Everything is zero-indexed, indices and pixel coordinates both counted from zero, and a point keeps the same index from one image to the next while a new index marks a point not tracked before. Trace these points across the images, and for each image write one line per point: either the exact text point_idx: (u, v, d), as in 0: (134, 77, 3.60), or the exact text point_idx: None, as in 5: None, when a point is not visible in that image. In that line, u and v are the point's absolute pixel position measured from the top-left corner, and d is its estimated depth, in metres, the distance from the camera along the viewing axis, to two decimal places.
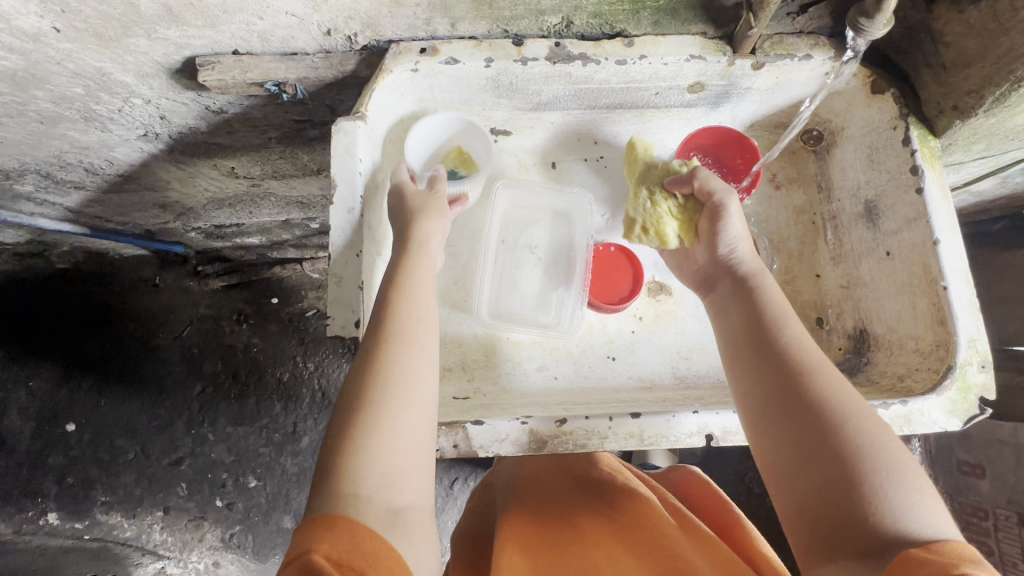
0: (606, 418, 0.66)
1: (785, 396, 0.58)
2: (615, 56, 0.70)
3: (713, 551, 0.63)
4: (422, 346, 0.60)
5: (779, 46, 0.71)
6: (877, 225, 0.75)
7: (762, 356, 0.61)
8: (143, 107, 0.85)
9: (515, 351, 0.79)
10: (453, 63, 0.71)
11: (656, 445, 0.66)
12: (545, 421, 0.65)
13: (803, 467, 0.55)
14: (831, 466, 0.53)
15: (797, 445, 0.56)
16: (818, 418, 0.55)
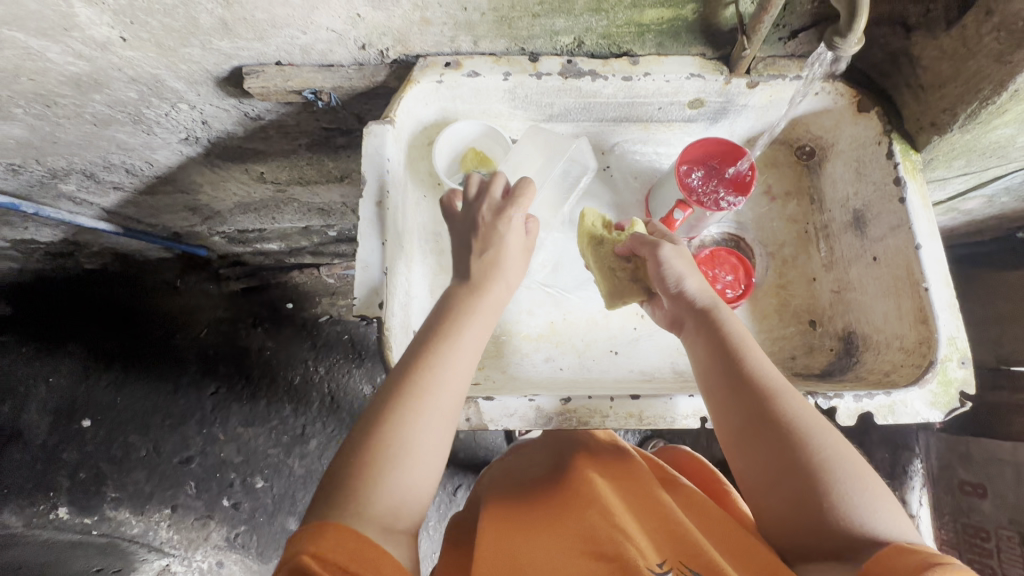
0: (608, 398, 0.71)
1: (756, 421, 0.62)
2: (622, 73, 0.77)
3: (707, 523, 0.68)
4: (460, 372, 0.65)
5: (772, 68, 0.77)
6: (864, 233, 0.80)
7: (728, 384, 0.65)
8: (188, 112, 0.93)
9: (523, 343, 0.85)
10: (474, 76, 0.78)
11: (655, 424, 0.71)
12: (551, 399, 0.71)
13: (774, 486, 0.59)
14: (801, 487, 0.58)
15: (768, 467, 0.60)
16: (787, 443, 0.59)
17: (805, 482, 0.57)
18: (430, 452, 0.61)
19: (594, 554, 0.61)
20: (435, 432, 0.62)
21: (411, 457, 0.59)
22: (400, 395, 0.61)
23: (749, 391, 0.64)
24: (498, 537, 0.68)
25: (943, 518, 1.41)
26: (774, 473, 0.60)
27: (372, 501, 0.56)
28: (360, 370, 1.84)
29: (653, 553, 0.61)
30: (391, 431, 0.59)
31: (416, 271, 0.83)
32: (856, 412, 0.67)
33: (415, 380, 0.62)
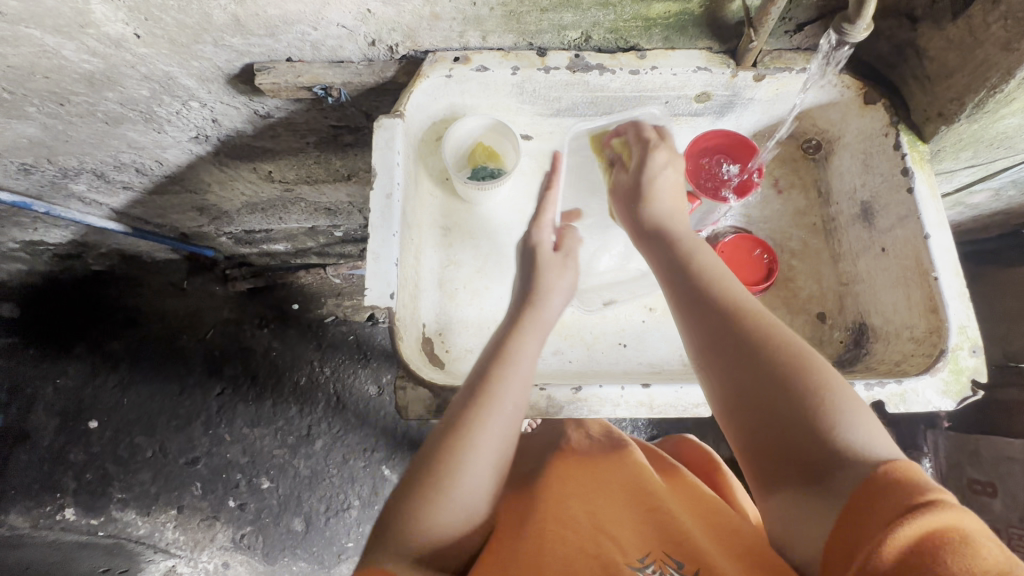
0: (618, 387, 0.73)
1: (722, 338, 0.63)
2: (629, 67, 0.78)
3: (700, 513, 0.69)
4: (512, 426, 0.67)
5: (778, 61, 0.78)
6: (873, 224, 0.81)
7: (693, 303, 0.67)
8: (198, 110, 0.94)
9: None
10: (483, 70, 0.79)
11: (665, 413, 0.72)
12: (562, 389, 0.73)
13: (750, 401, 0.60)
14: (772, 395, 0.58)
15: (741, 378, 0.61)
16: (755, 355, 0.61)
17: (771, 395, 0.58)
18: (475, 489, 0.63)
19: (577, 546, 0.62)
20: (483, 474, 0.64)
21: (453, 495, 0.62)
22: (451, 435, 0.64)
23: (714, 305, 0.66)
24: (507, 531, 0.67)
25: None
26: (751, 392, 0.60)
27: (423, 527, 0.60)
28: (366, 370, 1.85)
29: (636, 548, 0.62)
30: (447, 460, 0.63)
31: (424, 264, 0.83)
32: (867, 402, 0.68)
33: (466, 422, 0.65)
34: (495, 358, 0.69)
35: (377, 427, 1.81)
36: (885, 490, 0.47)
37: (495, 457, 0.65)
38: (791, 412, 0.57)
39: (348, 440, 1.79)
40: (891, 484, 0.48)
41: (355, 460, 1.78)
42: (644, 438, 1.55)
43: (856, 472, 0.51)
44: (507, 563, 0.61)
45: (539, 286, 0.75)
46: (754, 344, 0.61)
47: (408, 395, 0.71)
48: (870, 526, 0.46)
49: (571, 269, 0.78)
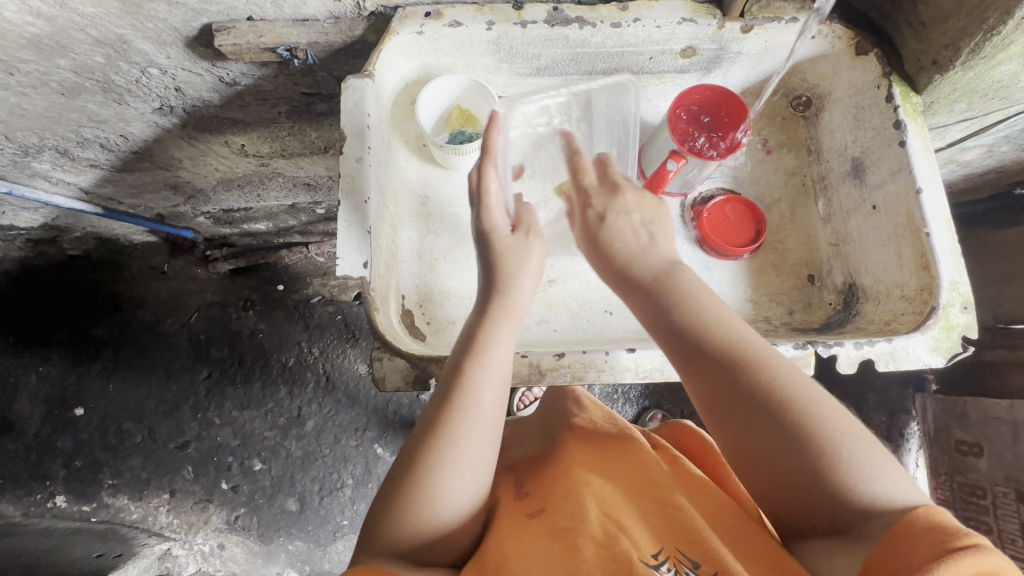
0: (603, 352, 0.72)
1: (728, 393, 0.62)
2: (610, 19, 0.75)
3: (704, 500, 0.71)
4: (489, 419, 0.65)
5: (767, 10, 0.74)
6: (863, 180, 0.78)
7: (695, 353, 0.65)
8: (159, 77, 0.89)
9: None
10: (456, 26, 0.75)
11: (651, 377, 0.72)
12: (545, 354, 0.71)
13: (758, 459, 0.61)
14: (782, 442, 0.59)
15: (750, 442, 0.61)
16: (758, 404, 0.60)
17: (786, 452, 0.59)
18: (465, 477, 0.63)
19: (586, 541, 0.63)
20: (466, 470, 0.63)
21: (444, 488, 0.62)
22: (428, 439, 0.63)
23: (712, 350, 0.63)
24: (511, 525, 0.68)
25: (940, 478, 1.40)
26: (758, 440, 0.60)
27: (406, 537, 0.61)
28: (355, 350, 1.82)
29: (649, 544, 0.63)
30: (423, 473, 0.62)
31: (402, 234, 0.81)
32: (857, 360, 0.67)
33: (443, 424, 0.63)
34: (467, 354, 0.66)
35: (368, 407, 1.79)
36: (917, 535, 0.49)
37: (483, 447, 0.64)
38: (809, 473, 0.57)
39: (339, 420, 1.78)
40: (925, 530, 0.49)
41: (348, 440, 1.77)
42: (635, 409, 1.55)
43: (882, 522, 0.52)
44: (506, 559, 0.61)
45: (500, 275, 0.69)
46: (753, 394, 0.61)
47: (385, 366, 0.69)
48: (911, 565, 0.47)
49: (535, 246, 0.71)
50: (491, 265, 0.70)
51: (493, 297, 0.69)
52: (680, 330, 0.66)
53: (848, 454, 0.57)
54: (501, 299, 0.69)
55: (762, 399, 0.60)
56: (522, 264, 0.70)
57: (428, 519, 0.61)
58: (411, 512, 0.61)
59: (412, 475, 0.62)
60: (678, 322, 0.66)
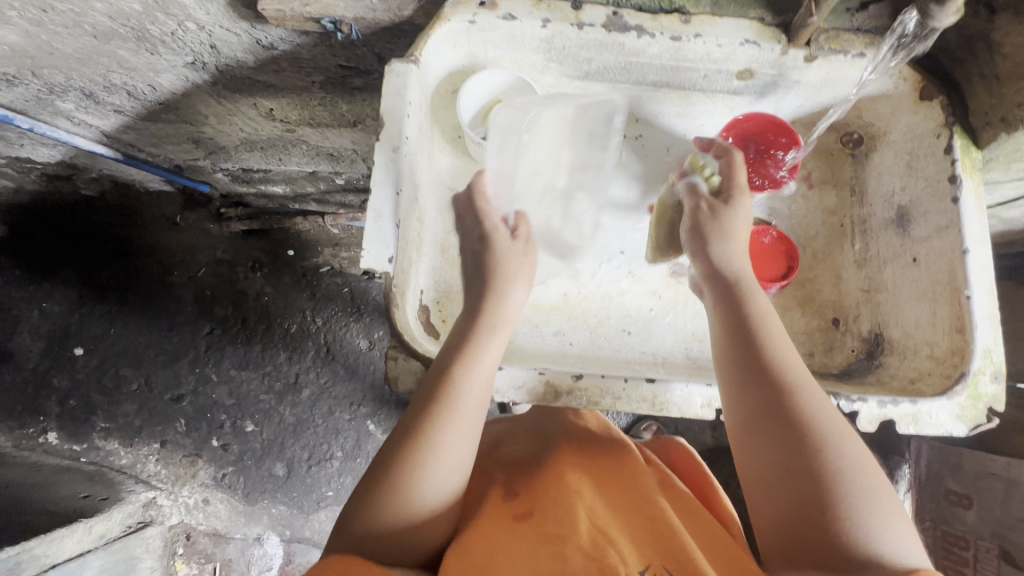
0: (622, 379, 0.71)
1: (768, 411, 0.62)
2: (671, 31, 0.71)
3: (694, 527, 0.70)
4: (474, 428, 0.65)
5: (835, 41, 0.71)
6: (907, 231, 0.76)
7: (754, 371, 0.64)
8: (196, 32, 0.85)
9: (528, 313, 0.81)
10: (510, 19, 0.72)
11: (667, 411, 0.70)
12: (563, 375, 0.70)
13: (766, 474, 0.61)
14: (809, 487, 0.58)
15: (773, 461, 0.61)
16: (797, 439, 0.60)
17: (812, 494, 0.58)
18: (445, 484, 0.63)
19: (571, 551, 0.62)
20: (448, 476, 0.63)
21: (428, 486, 0.61)
22: (410, 441, 0.62)
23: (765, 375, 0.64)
24: (496, 527, 0.67)
25: (923, 523, 1.41)
26: (786, 462, 0.60)
27: (379, 521, 0.59)
28: (358, 324, 1.82)
29: (634, 557, 0.62)
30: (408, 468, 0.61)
31: (427, 227, 0.78)
32: (878, 418, 0.66)
33: (426, 429, 0.62)
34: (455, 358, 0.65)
35: (366, 382, 1.80)
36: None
37: (457, 457, 0.63)
38: (816, 508, 0.57)
39: (336, 391, 1.78)
40: None
41: (342, 412, 1.77)
42: (630, 418, 1.55)
43: (884, 572, 0.52)
44: (491, 563, 0.60)
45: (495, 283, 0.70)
46: (791, 421, 0.61)
47: (399, 366, 0.68)
48: None
49: (530, 258, 0.73)
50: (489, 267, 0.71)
51: (488, 300, 0.69)
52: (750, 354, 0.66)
53: (867, 516, 0.56)
54: (498, 304, 0.69)
55: (802, 427, 0.60)
56: (517, 272, 0.71)
57: (412, 510, 0.60)
58: (392, 502, 0.60)
59: (398, 471, 0.61)
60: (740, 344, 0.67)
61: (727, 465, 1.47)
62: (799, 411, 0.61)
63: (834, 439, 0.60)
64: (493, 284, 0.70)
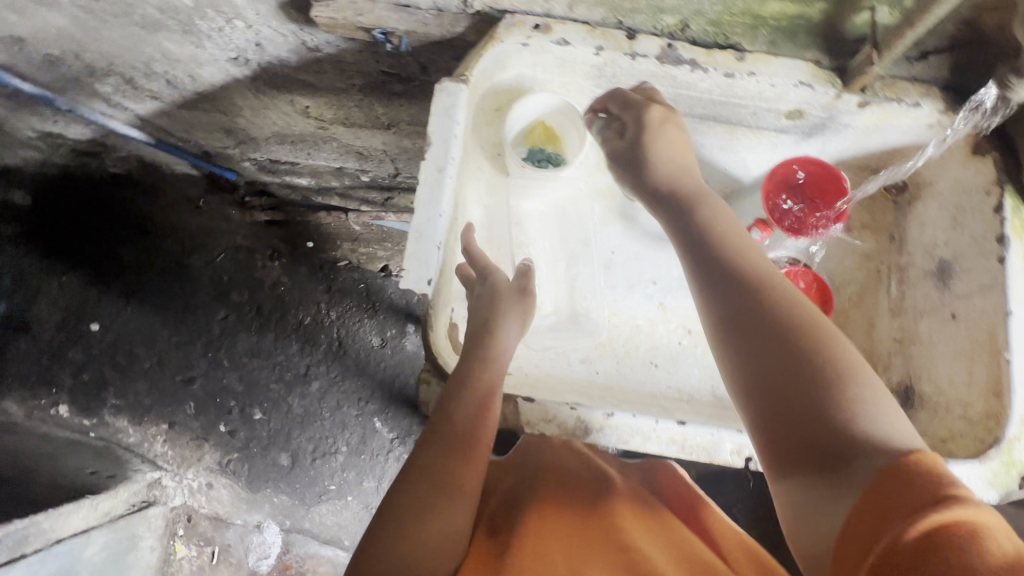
0: (652, 420, 0.70)
1: (733, 324, 0.64)
2: (725, 67, 0.72)
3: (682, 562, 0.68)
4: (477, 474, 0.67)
5: (890, 89, 0.74)
6: (948, 286, 0.77)
7: (714, 286, 0.66)
8: (243, 30, 0.85)
9: (556, 335, 0.82)
10: (563, 44, 0.73)
11: (693, 455, 0.70)
12: (593, 411, 0.70)
13: (756, 404, 0.60)
14: (787, 392, 0.58)
15: (747, 376, 0.62)
16: (766, 347, 0.61)
17: (792, 400, 0.58)
18: (449, 532, 0.63)
19: None
20: (452, 527, 0.64)
21: (429, 536, 0.62)
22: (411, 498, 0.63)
23: (727, 286, 0.65)
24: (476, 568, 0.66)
25: None
26: (761, 374, 0.60)
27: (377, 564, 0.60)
28: (372, 321, 1.82)
29: None
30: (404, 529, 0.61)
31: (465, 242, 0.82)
32: None
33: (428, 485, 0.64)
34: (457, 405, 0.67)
35: (374, 379, 1.80)
36: (906, 483, 0.47)
37: (458, 506, 0.65)
38: (806, 419, 0.57)
39: (344, 386, 1.79)
40: (913, 470, 0.48)
41: (349, 408, 1.78)
42: None
43: (875, 459, 0.51)
44: None
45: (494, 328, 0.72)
46: (753, 331, 0.62)
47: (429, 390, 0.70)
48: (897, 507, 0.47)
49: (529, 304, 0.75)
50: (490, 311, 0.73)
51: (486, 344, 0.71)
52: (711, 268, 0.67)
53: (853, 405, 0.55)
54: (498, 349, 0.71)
55: (767, 334, 0.61)
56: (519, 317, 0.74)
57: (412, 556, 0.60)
58: (397, 545, 0.61)
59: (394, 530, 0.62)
60: (702, 258, 0.68)
61: (730, 491, 1.46)
62: (770, 328, 0.61)
63: (800, 336, 0.60)
64: (493, 328, 0.71)
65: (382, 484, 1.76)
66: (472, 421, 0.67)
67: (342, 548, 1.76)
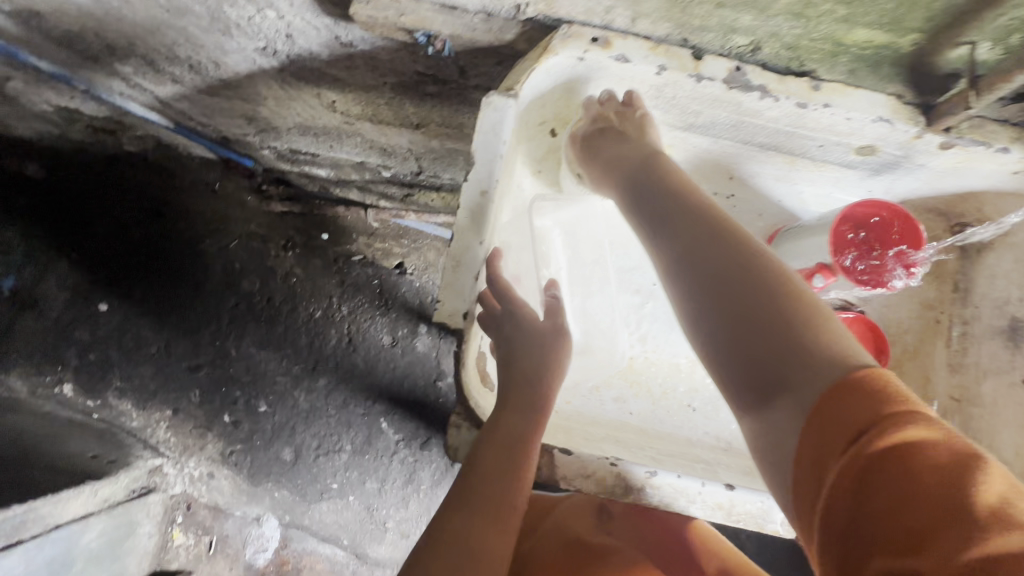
0: (698, 483, 0.81)
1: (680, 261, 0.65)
2: (799, 97, 0.79)
3: None
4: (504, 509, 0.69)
5: (977, 131, 0.80)
6: (1016, 346, 0.93)
7: (660, 226, 0.68)
8: (273, 21, 0.80)
9: (600, 378, 1.04)
10: (622, 59, 0.76)
11: (739, 520, 0.81)
12: (639, 470, 0.80)
13: (710, 336, 0.62)
14: (734, 320, 0.60)
15: (698, 310, 0.63)
16: (711, 279, 0.62)
17: (740, 329, 0.60)
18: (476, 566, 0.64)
19: None
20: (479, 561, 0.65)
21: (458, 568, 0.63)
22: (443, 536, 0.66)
23: (671, 223, 0.67)
24: None
25: None
26: (710, 306, 0.62)
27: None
28: (383, 319, 1.77)
29: None
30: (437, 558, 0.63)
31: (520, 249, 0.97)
32: None
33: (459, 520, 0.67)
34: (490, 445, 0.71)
35: (382, 379, 1.76)
36: (857, 401, 0.50)
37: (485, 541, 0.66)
38: (762, 347, 0.58)
39: (351, 385, 1.74)
40: (858, 390, 0.50)
41: (355, 407, 1.74)
42: None
43: (826, 376, 0.53)
44: None
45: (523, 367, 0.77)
46: (698, 265, 0.63)
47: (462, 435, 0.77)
48: (846, 431, 0.49)
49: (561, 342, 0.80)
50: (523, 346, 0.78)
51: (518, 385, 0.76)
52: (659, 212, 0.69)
53: (801, 326, 0.57)
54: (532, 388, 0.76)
55: (712, 267, 0.62)
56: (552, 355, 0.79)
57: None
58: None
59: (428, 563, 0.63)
60: (651, 203, 0.70)
61: None
62: (720, 260, 0.62)
63: (740, 266, 0.62)
64: (526, 366, 0.77)
65: (384, 486, 1.75)
66: (503, 495, 0.70)
67: (341, 546, 1.75)
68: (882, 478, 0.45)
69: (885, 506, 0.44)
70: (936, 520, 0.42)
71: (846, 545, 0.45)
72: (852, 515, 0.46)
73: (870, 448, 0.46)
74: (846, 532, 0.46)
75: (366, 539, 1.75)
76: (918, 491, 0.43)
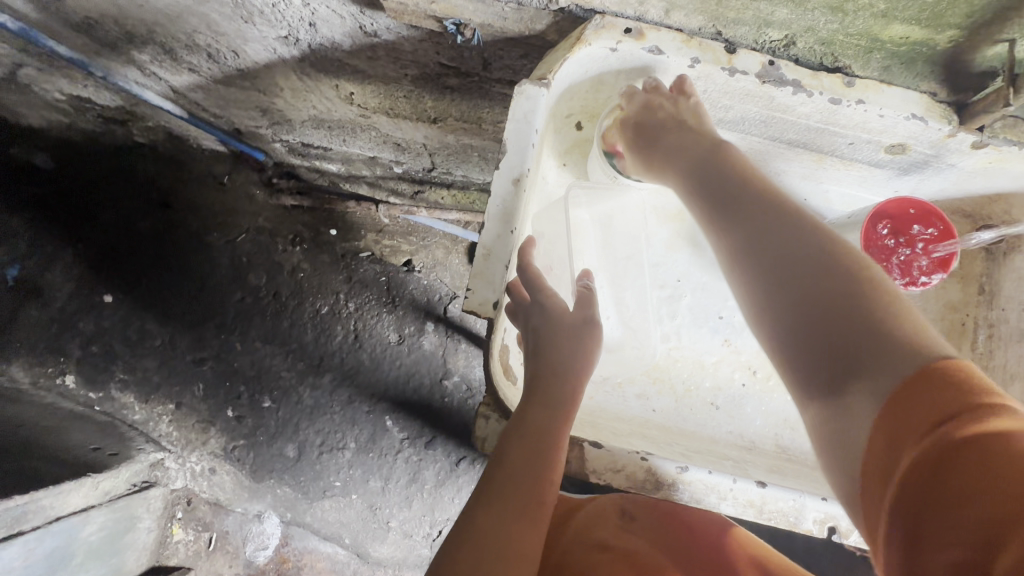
0: (728, 480, 0.84)
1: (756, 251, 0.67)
2: (833, 92, 0.79)
3: None
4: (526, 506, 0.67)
5: (1011, 131, 0.80)
6: None
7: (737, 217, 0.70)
8: (298, 8, 0.79)
9: (625, 375, 1.05)
10: (656, 51, 0.78)
11: (772, 518, 0.83)
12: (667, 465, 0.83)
13: (784, 324, 0.64)
14: (809, 309, 0.62)
15: (772, 299, 0.65)
16: (788, 269, 0.64)
17: (814, 317, 0.61)
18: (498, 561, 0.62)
19: None
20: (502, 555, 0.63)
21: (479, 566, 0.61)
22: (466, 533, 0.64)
23: (748, 216, 0.69)
24: None
25: None
26: (783, 295, 0.64)
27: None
28: (390, 316, 1.76)
29: None
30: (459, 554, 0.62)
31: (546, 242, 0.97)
32: None
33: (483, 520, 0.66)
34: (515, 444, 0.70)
35: (389, 376, 1.74)
36: (934, 391, 0.49)
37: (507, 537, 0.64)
38: (837, 337, 0.59)
39: (357, 381, 1.73)
40: (935, 379, 0.49)
41: (360, 404, 1.73)
42: None
43: (902, 367, 0.53)
44: None
45: (548, 365, 0.75)
46: (776, 256, 0.66)
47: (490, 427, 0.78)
48: (917, 418, 0.49)
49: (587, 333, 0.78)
50: (549, 339, 0.77)
51: (541, 382, 0.75)
52: (734, 203, 0.71)
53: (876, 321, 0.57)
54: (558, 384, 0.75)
55: (789, 258, 0.65)
56: (579, 349, 0.77)
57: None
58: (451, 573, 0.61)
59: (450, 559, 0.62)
60: (728, 193, 0.72)
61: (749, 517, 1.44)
62: (801, 254, 0.64)
63: (819, 260, 0.63)
64: (552, 361, 0.75)
65: (388, 484, 1.72)
66: (532, 491, 0.69)
67: (343, 545, 1.72)
68: (953, 469, 0.43)
69: (957, 489, 0.42)
70: (1006, 513, 0.39)
71: (911, 530, 0.44)
72: (924, 502, 0.44)
73: (941, 434, 0.45)
74: (915, 519, 0.45)
75: (368, 538, 1.72)
76: (994, 476, 0.41)
